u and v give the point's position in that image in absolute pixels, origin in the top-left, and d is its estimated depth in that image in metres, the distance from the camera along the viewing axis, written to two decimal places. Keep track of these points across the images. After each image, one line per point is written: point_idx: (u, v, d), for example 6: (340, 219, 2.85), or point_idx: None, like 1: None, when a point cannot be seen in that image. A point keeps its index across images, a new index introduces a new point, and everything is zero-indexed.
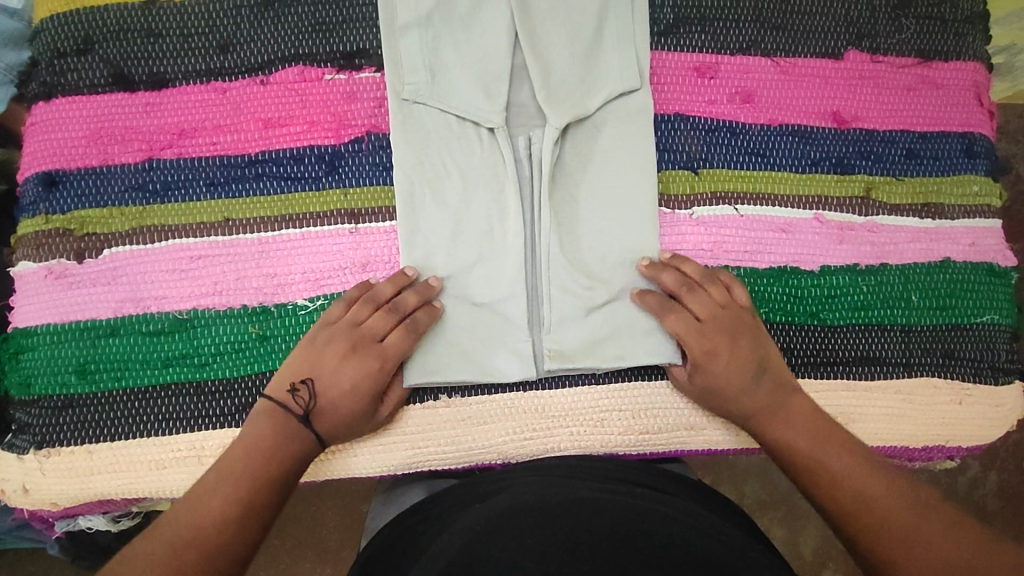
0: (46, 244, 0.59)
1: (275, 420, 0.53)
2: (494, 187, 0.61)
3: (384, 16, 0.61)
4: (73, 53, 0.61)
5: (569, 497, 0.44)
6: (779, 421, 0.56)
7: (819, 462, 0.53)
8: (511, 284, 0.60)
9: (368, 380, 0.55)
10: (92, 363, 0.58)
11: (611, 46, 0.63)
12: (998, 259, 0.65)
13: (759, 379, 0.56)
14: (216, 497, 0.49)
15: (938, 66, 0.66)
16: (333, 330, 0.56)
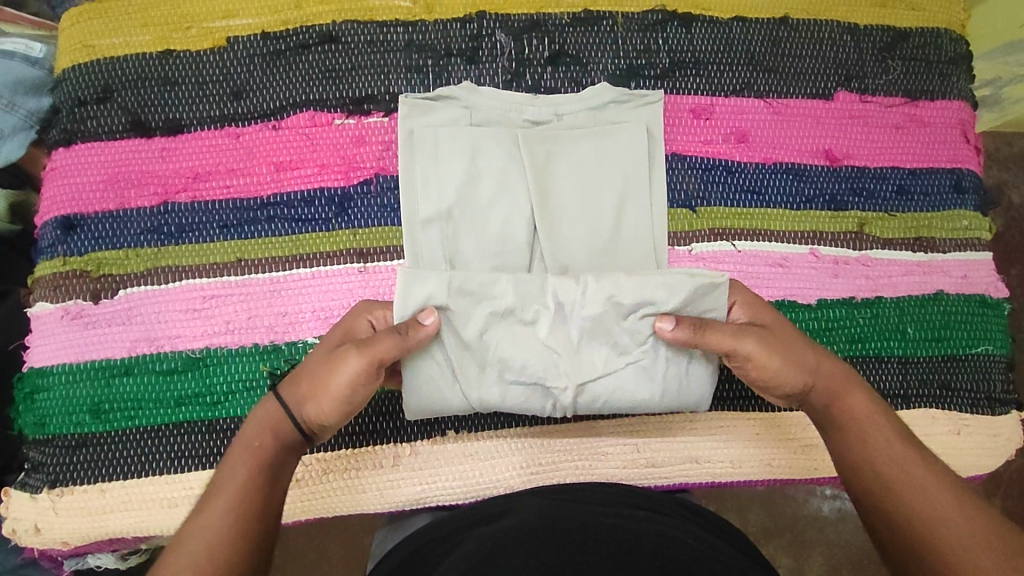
0: (63, 285, 0.60)
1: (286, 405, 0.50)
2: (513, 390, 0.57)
3: (406, 209, 0.62)
4: (93, 101, 0.63)
5: (571, 522, 0.46)
6: (844, 398, 0.51)
7: (877, 440, 0.49)
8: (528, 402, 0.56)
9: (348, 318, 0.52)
10: (106, 403, 0.59)
11: (613, 93, 0.65)
12: (990, 291, 0.67)
13: (828, 358, 0.53)
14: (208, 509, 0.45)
15: (925, 105, 0.69)
16: None
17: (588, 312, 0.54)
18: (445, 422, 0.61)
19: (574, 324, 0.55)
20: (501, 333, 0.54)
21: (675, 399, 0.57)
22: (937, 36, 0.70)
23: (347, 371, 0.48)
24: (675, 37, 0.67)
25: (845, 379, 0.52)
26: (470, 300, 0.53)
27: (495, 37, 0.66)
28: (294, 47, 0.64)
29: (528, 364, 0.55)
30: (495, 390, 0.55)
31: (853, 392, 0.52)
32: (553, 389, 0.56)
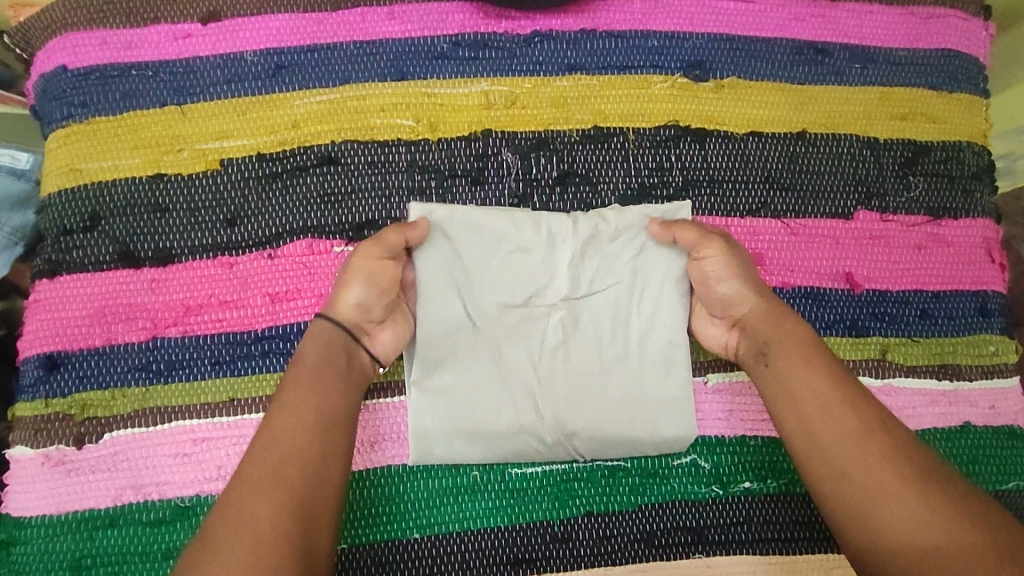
0: (44, 429, 0.57)
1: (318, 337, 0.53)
2: (518, 335, 0.60)
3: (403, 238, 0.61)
4: (79, 230, 0.60)
5: None
6: (776, 335, 0.54)
7: (809, 388, 0.51)
8: (534, 333, 0.60)
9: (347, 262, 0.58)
10: (89, 558, 0.55)
11: (630, 219, 0.61)
12: (1020, 421, 0.64)
13: (762, 287, 0.57)
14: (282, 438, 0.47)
15: (948, 224, 0.66)
16: None
17: (573, 238, 0.61)
18: (448, 572, 0.57)
19: (563, 248, 0.61)
20: (499, 261, 0.60)
21: (660, 322, 0.61)
22: (959, 150, 0.67)
23: (364, 254, 0.55)
24: (688, 154, 0.65)
25: (776, 316, 0.55)
26: (469, 231, 0.60)
27: (501, 156, 0.63)
28: (291, 169, 0.62)
29: (523, 286, 0.60)
30: (493, 313, 0.60)
31: (786, 327, 0.54)
32: (544, 307, 0.61)
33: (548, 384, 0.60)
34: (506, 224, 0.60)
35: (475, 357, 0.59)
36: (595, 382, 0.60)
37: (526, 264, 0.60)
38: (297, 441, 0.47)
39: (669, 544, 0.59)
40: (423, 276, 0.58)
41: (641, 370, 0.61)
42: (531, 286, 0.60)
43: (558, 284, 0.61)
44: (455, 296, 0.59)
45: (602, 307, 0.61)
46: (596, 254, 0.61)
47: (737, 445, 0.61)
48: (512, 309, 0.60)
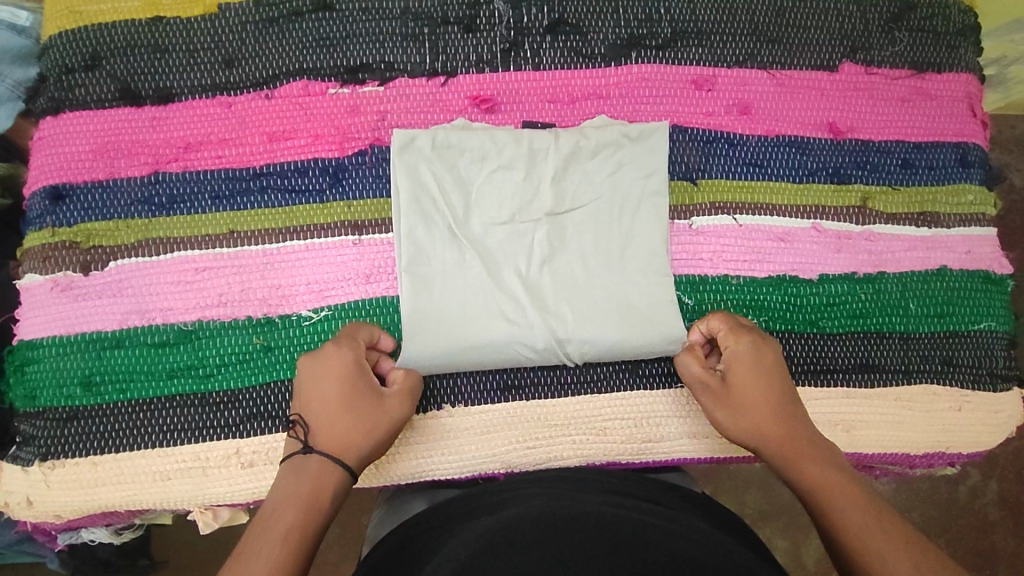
0: (52, 257, 0.59)
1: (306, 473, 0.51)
2: (497, 253, 0.61)
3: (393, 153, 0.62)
4: (81, 69, 0.61)
5: (573, 510, 0.47)
6: (794, 463, 0.54)
7: (849, 508, 0.50)
8: (516, 251, 0.61)
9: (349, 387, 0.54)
10: (97, 376, 0.58)
11: (614, 125, 0.63)
12: (994, 266, 0.66)
13: (784, 418, 0.55)
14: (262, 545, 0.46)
15: (931, 78, 0.67)
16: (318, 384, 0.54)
17: (555, 152, 0.62)
18: (442, 396, 0.60)
19: (546, 163, 0.62)
20: (483, 179, 0.61)
21: (640, 235, 0.62)
22: (945, 7, 0.68)
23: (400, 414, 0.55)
24: (677, 5, 0.66)
25: (798, 440, 0.55)
26: (452, 151, 0.61)
27: (493, 5, 0.64)
28: (287, 14, 0.63)
29: (507, 205, 0.61)
30: (478, 230, 0.61)
31: (813, 454, 0.54)
32: (530, 221, 0.61)
33: (540, 296, 0.60)
34: (488, 142, 0.61)
35: (464, 269, 0.60)
36: (583, 291, 0.61)
37: (509, 182, 0.61)
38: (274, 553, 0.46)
39: (652, 374, 0.62)
40: (405, 196, 0.60)
41: (627, 283, 0.61)
42: (515, 200, 0.61)
43: (541, 199, 0.62)
44: (439, 216, 0.61)
45: (587, 215, 0.62)
46: (575, 165, 0.62)
47: (720, 284, 0.63)
48: (500, 221, 0.61)
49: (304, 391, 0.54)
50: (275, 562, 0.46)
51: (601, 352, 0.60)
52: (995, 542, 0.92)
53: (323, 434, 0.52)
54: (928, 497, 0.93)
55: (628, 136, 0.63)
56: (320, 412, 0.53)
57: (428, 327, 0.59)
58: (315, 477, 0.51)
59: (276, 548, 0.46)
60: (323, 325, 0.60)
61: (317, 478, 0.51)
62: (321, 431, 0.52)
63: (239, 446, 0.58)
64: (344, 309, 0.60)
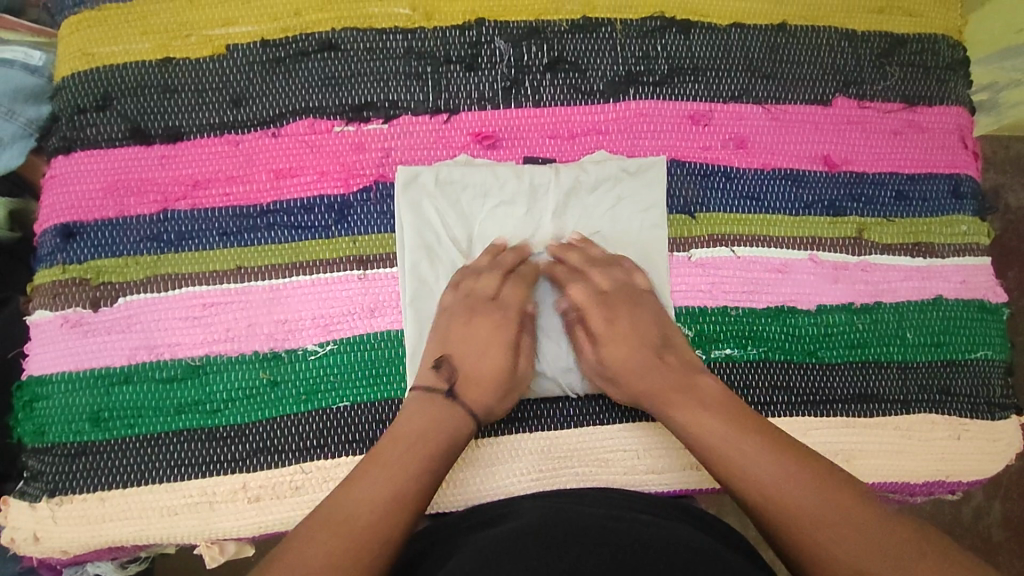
0: (62, 293, 0.60)
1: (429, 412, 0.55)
2: None
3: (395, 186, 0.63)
4: (92, 109, 0.63)
5: (575, 523, 0.48)
6: (693, 425, 0.55)
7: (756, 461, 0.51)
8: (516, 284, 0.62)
9: (498, 333, 0.59)
10: (106, 411, 0.59)
11: (613, 160, 0.64)
12: (989, 295, 0.67)
13: (669, 384, 0.57)
14: (361, 480, 0.50)
15: (923, 111, 0.69)
16: (460, 324, 0.59)
17: (555, 187, 0.63)
18: None
19: (546, 197, 0.63)
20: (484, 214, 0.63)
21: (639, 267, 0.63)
22: (934, 42, 0.70)
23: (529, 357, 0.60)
24: (674, 43, 0.67)
25: (699, 407, 0.55)
26: (454, 187, 0.63)
27: (493, 44, 0.66)
28: (293, 54, 0.64)
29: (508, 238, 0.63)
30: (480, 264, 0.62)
31: (721, 417, 0.54)
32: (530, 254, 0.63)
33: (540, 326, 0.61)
34: (490, 178, 0.63)
35: (466, 299, 0.60)
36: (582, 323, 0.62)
37: (510, 216, 0.63)
38: (371, 492, 0.50)
39: None
40: (409, 232, 0.62)
41: None
42: (516, 236, 0.63)
43: (541, 235, 0.63)
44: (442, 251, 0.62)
45: (587, 245, 0.63)
46: (574, 200, 0.64)
47: (719, 315, 0.64)
48: (501, 254, 0.62)
49: (443, 332, 0.59)
50: (378, 490, 0.50)
51: (602, 383, 0.61)
52: (1001, 564, 0.92)
53: (467, 376, 0.57)
54: (933, 520, 0.93)
55: (627, 170, 0.64)
56: (478, 358, 0.58)
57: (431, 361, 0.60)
58: (445, 416, 0.55)
59: (385, 483, 0.50)
60: (329, 359, 0.61)
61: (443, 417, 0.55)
62: (464, 370, 0.57)
63: (246, 481, 0.58)
64: (348, 343, 0.61)
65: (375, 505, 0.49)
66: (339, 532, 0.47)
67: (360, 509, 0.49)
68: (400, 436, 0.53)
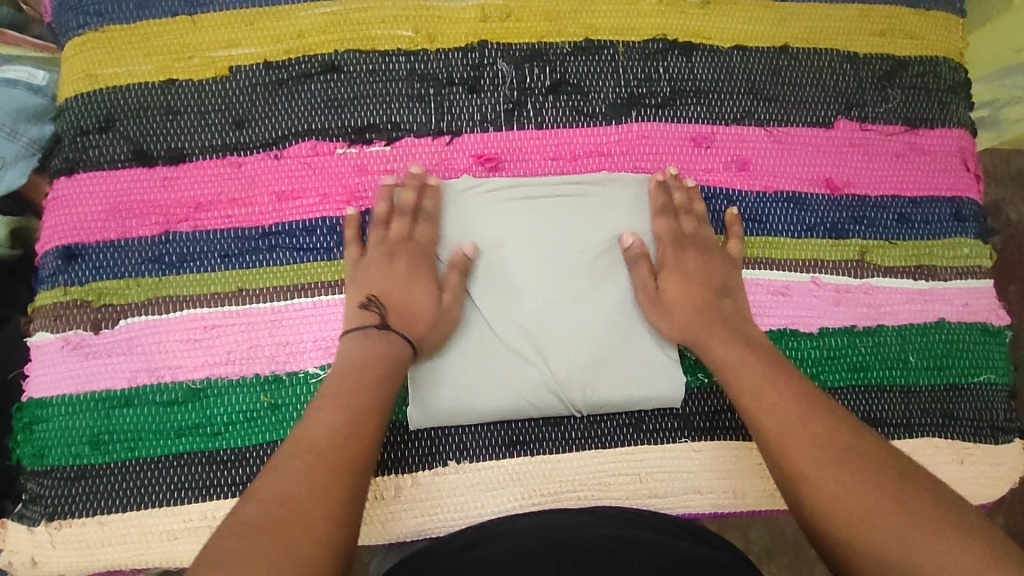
0: (63, 315, 0.60)
1: (361, 342, 0.55)
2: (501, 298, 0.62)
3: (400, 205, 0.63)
4: (95, 130, 0.63)
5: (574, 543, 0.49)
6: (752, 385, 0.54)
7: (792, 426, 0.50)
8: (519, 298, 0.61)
9: (416, 266, 0.60)
10: (106, 435, 0.59)
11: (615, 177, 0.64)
12: (992, 318, 0.67)
13: (720, 336, 0.57)
14: (321, 412, 0.49)
15: (925, 133, 0.69)
16: (378, 259, 0.59)
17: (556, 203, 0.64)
18: (447, 453, 0.61)
19: (547, 212, 0.63)
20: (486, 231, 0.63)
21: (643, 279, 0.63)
22: (936, 64, 0.70)
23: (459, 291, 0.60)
24: (676, 65, 0.67)
25: (757, 369, 0.54)
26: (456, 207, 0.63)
27: (496, 66, 0.66)
28: (296, 76, 0.65)
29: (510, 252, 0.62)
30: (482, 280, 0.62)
31: (778, 382, 0.53)
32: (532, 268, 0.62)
33: (539, 346, 0.61)
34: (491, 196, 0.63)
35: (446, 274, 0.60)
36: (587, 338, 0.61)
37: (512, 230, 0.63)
38: (331, 422, 0.48)
39: (656, 429, 0.62)
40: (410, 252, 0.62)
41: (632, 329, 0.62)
42: (520, 255, 0.62)
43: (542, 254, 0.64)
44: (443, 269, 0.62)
45: (588, 267, 0.62)
46: (575, 216, 0.63)
47: None
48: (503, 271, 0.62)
49: (365, 270, 0.59)
50: (338, 422, 0.48)
51: (606, 402, 0.61)
52: None
53: (395, 308, 0.57)
54: None
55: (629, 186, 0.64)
56: (405, 291, 0.58)
57: (430, 385, 0.59)
58: (381, 343, 0.55)
59: (340, 413, 0.49)
60: None
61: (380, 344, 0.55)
62: (393, 303, 0.57)
63: None
64: None
65: (335, 432, 0.48)
66: (295, 467, 0.46)
67: (316, 443, 0.47)
68: (356, 368, 0.52)
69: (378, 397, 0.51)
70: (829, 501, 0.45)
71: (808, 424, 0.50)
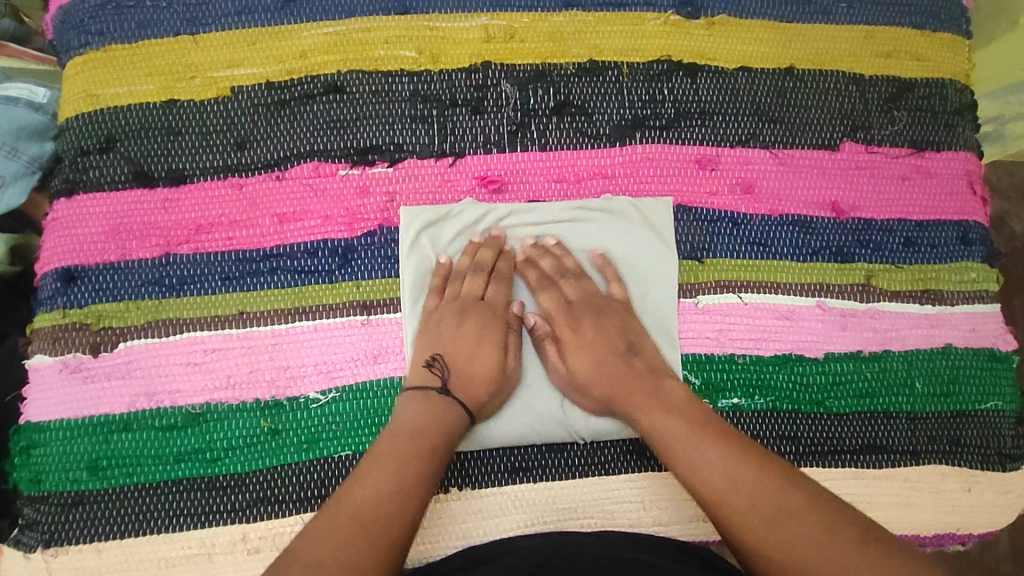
0: (62, 338, 0.60)
1: (428, 405, 0.56)
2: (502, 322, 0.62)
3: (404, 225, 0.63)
4: (95, 151, 0.63)
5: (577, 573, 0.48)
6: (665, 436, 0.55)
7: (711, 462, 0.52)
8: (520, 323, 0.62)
9: (484, 330, 0.60)
10: (104, 459, 0.58)
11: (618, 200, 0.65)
12: (999, 344, 0.67)
13: (642, 398, 0.57)
14: (368, 476, 0.51)
15: (931, 156, 0.69)
16: (441, 314, 0.60)
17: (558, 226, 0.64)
18: (449, 479, 0.60)
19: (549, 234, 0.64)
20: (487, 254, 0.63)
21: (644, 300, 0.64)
22: (942, 86, 0.70)
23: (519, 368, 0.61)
24: (681, 87, 0.67)
25: (683, 431, 0.54)
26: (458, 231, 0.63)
27: (500, 87, 0.65)
28: (299, 97, 0.64)
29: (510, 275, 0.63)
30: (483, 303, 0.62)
31: (706, 442, 0.53)
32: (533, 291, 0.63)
33: (528, 378, 0.62)
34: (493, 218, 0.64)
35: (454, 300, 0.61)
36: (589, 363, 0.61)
37: (513, 253, 0.63)
38: (379, 490, 0.50)
39: None
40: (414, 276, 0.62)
41: None
42: (522, 278, 0.63)
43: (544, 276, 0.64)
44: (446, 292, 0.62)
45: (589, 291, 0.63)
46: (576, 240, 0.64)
47: (726, 363, 0.63)
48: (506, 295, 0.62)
49: (433, 330, 0.60)
50: (383, 487, 0.50)
51: (609, 426, 0.61)
52: None
53: (462, 376, 0.58)
54: None
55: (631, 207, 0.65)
56: (473, 354, 0.59)
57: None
58: (443, 409, 0.56)
59: (389, 478, 0.51)
60: (331, 407, 0.60)
61: (445, 407, 0.56)
62: (461, 367, 0.58)
63: (245, 532, 0.57)
64: (351, 390, 0.60)
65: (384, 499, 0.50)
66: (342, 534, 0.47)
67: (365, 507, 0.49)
68: (411, 427, 0.54)
69: (426, 471, 0.52)
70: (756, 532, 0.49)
71: (746, 485, 0.50)
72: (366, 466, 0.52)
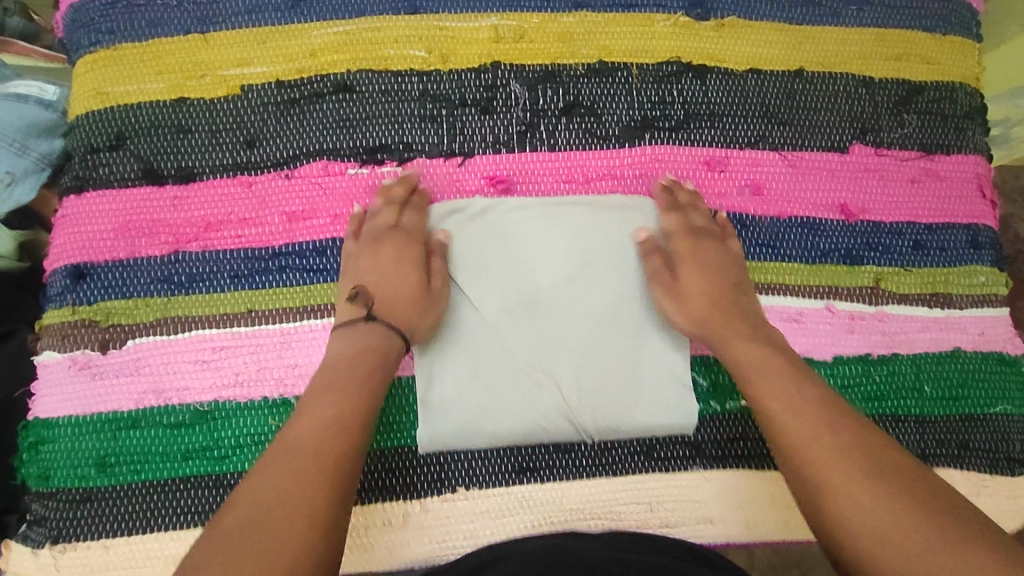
0: (71, 335, 0.60)
1: (352, 336, 0.56)
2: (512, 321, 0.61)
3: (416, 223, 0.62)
4: (105, 148, 0.63)
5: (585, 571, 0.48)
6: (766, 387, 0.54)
7: (798, 415, 0.51)
8: (531, 324, 0.61)
9: (403, 255, 0.60)
10: (112, 456, 0.58)
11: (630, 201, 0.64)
12: (1007, 348, 0.66)
13: (743, 337, 0.58)
14: (310, 414, 0.51)
15: (940, 159, 0.69)
16: (361, 245, 0.61)
17: (572, 224, 0.63)
18: (456, 478, 0.60)
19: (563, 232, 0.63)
20: (499, 251, 0.62)
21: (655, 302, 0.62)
22: (952, 90, 0.70)
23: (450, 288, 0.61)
24: (690, 88, 0.67)
25: (779, 373, 0.54)
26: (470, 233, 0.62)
27: (509, 87, 0.66)
28: (308, 95, 0.64)
29: (521, 273, 0.62)
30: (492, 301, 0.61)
31: (804, 394, 0.52)
32: (544, 290, 0.61)
33: (550, 370, 0.60)
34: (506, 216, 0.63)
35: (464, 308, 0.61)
36: (599, 366, 0.61)
37: (524, 251, 0.62)
38: (323, 426, 0.50)
39: (667, 457, 0.62)
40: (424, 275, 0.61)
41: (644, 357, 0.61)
42: (533, 277, 0.62)
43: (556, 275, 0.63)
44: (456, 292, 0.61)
45: (600, 293, 0.62)
46: (589, 239, 0.63)
47: None
48: (516, 296, 0.61)
49: (356, 263, 0.60)
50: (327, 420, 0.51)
51: (616, 428, 0.60)
52: None
53: (385, 302, 0.58)
54: None
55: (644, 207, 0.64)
56: (392, 280, 0.59)
57: (440, 408, 0.59)
58: (372, 338, 0.56)
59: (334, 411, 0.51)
60: None
61: (376, 336, 0.57)
62: (384, 296, 0.59)
63: None
64: None
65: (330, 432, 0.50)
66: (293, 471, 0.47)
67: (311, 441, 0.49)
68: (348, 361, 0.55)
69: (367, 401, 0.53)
70: (828, 488, 0.47)
71: (823, 440, 0.49)
72: (308, 403, 0.52)
